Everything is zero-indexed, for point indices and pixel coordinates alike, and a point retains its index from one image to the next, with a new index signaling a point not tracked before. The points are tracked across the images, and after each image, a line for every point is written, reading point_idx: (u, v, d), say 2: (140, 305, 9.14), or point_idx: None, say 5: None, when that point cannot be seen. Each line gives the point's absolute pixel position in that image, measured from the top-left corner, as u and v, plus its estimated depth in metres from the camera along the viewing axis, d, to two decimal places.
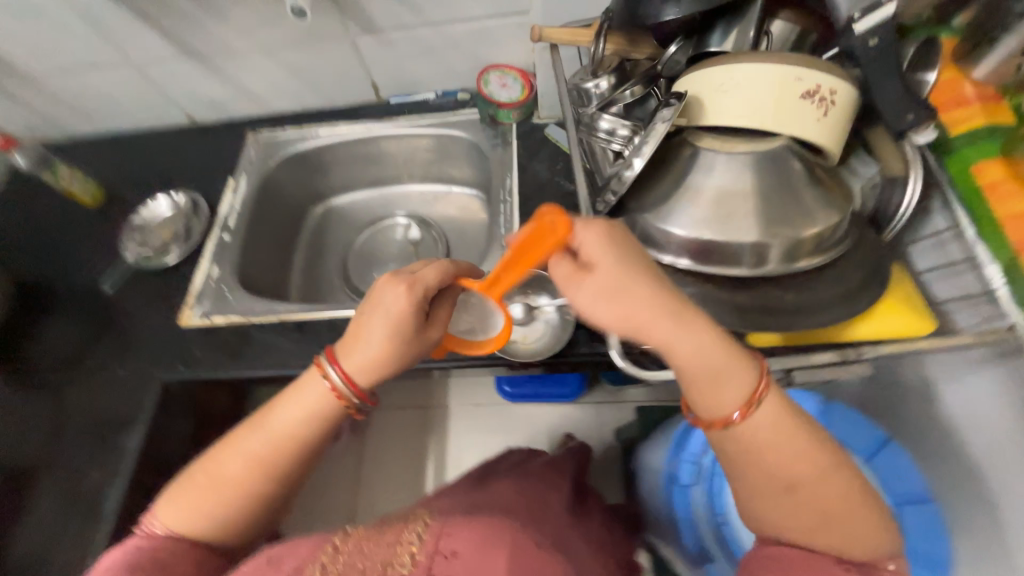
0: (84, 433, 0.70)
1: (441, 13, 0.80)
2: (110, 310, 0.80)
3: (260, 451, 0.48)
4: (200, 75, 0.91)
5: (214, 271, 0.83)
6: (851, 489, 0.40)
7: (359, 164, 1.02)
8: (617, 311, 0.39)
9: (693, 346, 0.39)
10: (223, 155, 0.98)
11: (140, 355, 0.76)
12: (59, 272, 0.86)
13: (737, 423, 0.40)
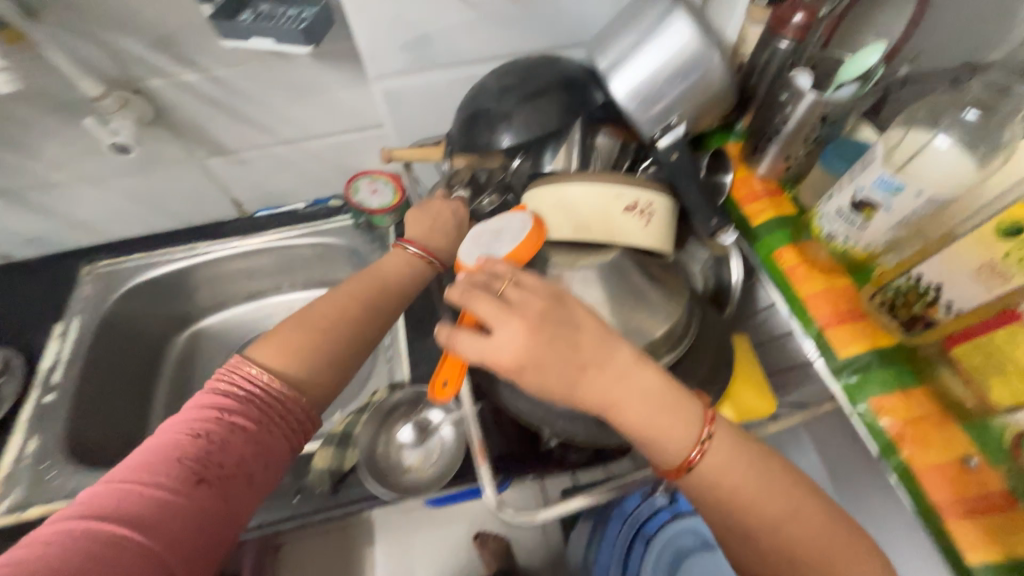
0: None
1: (294, 131, 0.79)
2: None
3: (297, 338, 0.48)
4: (14, 212, 0.80)
5: (31, 444, 0.68)
6: (837, 532, 0.38)
7: (227, 282, 0.93)
8: (555, 360, 0.39)
9: (634, 392, 0.40)
10: (50, 295, 0.84)
11: None
12: None
13: (691, 466, 0.39)
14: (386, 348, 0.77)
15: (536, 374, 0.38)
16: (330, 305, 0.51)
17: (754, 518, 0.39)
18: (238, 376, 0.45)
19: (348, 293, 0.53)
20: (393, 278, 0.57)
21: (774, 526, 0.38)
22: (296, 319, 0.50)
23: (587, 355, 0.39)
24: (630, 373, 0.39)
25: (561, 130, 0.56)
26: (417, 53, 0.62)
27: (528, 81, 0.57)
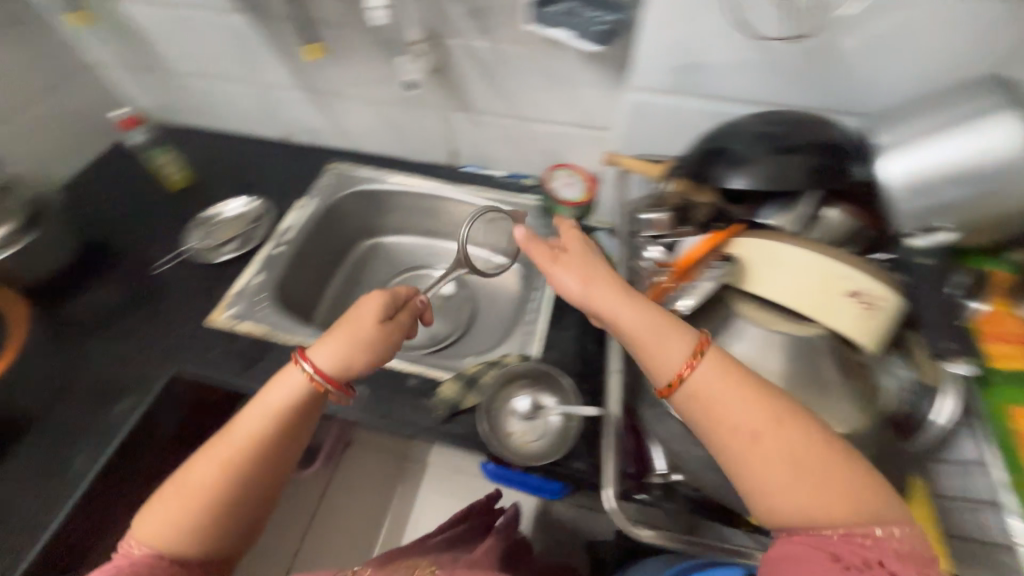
0: (96, 395, 0.75)
1: (530, 111, 0.88)
2: (159, 287, 0.87)
3: (155, 528, 0.50)
4: (308, 105, 1.02)
5: (256, 279, 0.88)
6: (815, 444, 0.41)
7: (416, 213, 1.08)
8: (579, 281, 0.51)
9: (631, 314, 0.48)
10: (301, 174, 1.06)
11: (171, 337, 0.81)
12: (129, 240, 0.94)
13: (688, 380, 0.44)
14: (525, 321, 0.83)
15: (584, 301, 0.51)
16: (209, 466, 0.51)
17: (743, 423, 0.42)
18: (126, 545, 0.50)
19: (206, 459, 0.52)
20: (239, 443, 0.52)
21: (756, 434, 0.41)
22: (193, 461, 0.52)
23: (613, 287, 0.50)
24: (639, 305, 0.48)
25: (793, 193, 0.56)
26: (683, 76, 0.65)
27: (788, 136, 0.56)
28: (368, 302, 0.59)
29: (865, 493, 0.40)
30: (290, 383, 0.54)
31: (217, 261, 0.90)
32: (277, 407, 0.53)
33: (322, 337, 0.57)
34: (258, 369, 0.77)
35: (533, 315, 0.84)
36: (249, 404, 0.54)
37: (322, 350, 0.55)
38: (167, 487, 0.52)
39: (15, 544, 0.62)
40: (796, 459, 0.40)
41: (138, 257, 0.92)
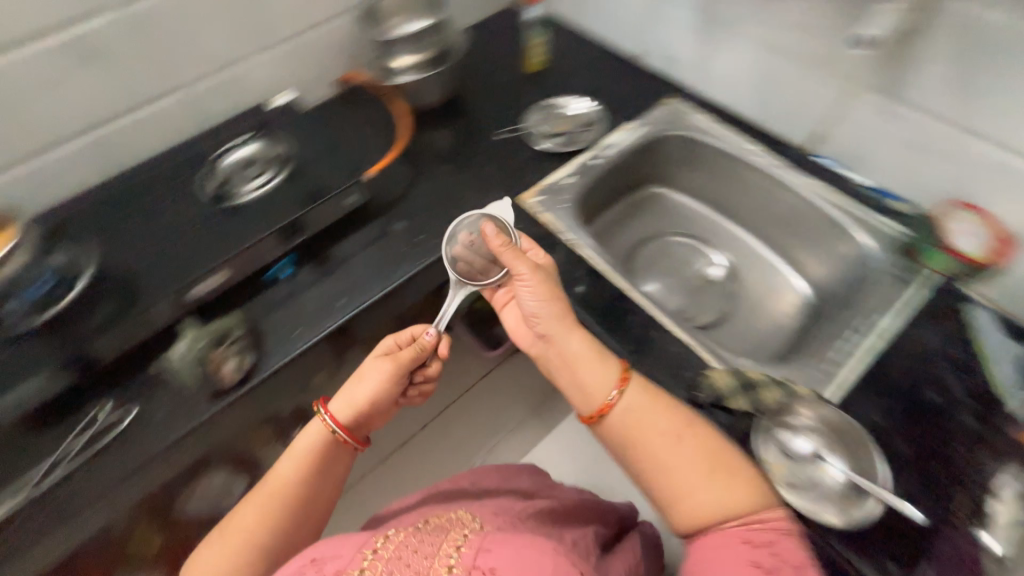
0: (424, 215, 0.90)
1: (985, 126, 0.70)
2: (490, 151, 0.98)
3: (249, 524, 0.67)
4: (690, 33, 0.97)
5: (568, 180, 0.93)
6: (710, 451, 0.59)
7: (727, 184, 0.98)
8: (538, 308, 0.69)
9: (587, 369, 0.65)
10: (638, 97, 1.04)
11: (486, 196, 0.92)
12: (480, 101, 1.06)
13: (614, 404, 0.62)
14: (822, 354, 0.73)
15: (545, 328, 0.69)
16: (286, 461, 0.71)
17: (669, 431, 0.60)
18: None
19: (256, 506, 0.68)
20: (312, 451, 0.71)
21: (678, 437, 0.59)
22: (231, 518, 0.69)
23: (560, 315, 0.69)
24: (594, 355, 0.66)
25: None
26: None
27: None
28: (378, 367, 0.74)
29: (749, 498, 0.56)
30: (366, 382, 0.74)
31: (538, 148, 0.97)
32: (318, 430, 0.72)
33: (361, 366, 0.76)
34: (546, 258, 0.83)
35: (837, 355, 0.72)
36: (291, 445, 0.72)
37: (366, 371, 0.75)
38: (209, 537, 0.68)
39: (356, 294, 0.81)
40: (707, 472, 0.57)
41: (486, 118, 1.04)
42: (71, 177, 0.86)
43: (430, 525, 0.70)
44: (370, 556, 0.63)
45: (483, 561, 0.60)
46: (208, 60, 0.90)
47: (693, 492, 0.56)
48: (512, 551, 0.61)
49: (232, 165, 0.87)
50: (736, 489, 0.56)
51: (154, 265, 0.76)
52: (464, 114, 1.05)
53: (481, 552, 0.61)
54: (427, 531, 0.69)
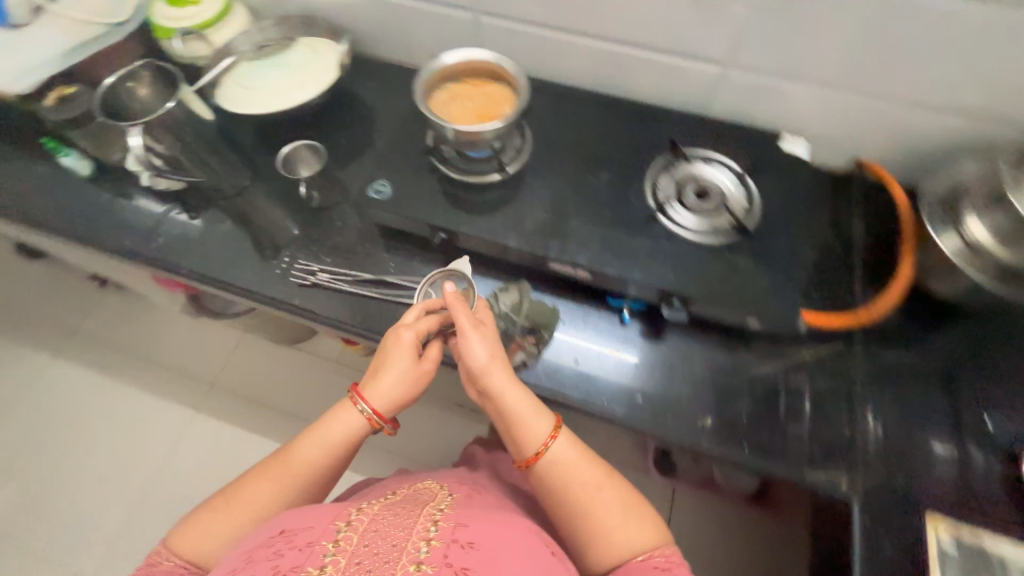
0: (793, 405, 0.66)
1: None
2: (948, 419, 0.65)
3: (263, 496, 0.60)
4: None
5: None
6: (624, 497, 0.59)
7: None
8: (482, 367, 0.60)
9: (519, 409, 0.59)
10: None
11: (886, 467, 0.62)
12: (1001, 347, 0.69)
13: (548, 452, 0.58)
14: None
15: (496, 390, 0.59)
16: (309, 444, 0.62)
17: (590, 478, 0.58)
18: (165, 549, 0.59)
19: (272, 478, 0.61)
20: (337, 441, 0.62)
21: (597, 489, 0.58)
22: (243, 484, 0.62)
23: (503, 369, 0.60)
24: (514, 400, 0.59)
25: None
26: None
27: None
28: (390, 370, 0.63)
29: (651, 517, 0.58)
30: (397, 377, 0.63)
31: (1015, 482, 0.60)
32: (358, 418, 0.63)
33: (378, 363, 0.64)
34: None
35: None
36: (313, 427, 0.63)
37: (383, 369, 0.63)
38: (218, 497, 0.61)
39: (655, 407, 0.66)
40: (621, 507, 0.57)
41: (986, 375, 0.67)
42: (568, 65, 0.82)
43: (399, 500, 0.63)
44: (343, 530, 0.55)
45: (459, 538, 0.54)
46: (783, 60, 0.70)
47: (609, 521, 0.57)
48: (487, 526, 0.57)
49: (691, 180, 0.71)
50: (638, 525, 0.57)
51: (550, 211, 0.70)
52: (965, 340, 0.69)
53: (457, 526, 0.56)
54: (397, 504, 0.62)
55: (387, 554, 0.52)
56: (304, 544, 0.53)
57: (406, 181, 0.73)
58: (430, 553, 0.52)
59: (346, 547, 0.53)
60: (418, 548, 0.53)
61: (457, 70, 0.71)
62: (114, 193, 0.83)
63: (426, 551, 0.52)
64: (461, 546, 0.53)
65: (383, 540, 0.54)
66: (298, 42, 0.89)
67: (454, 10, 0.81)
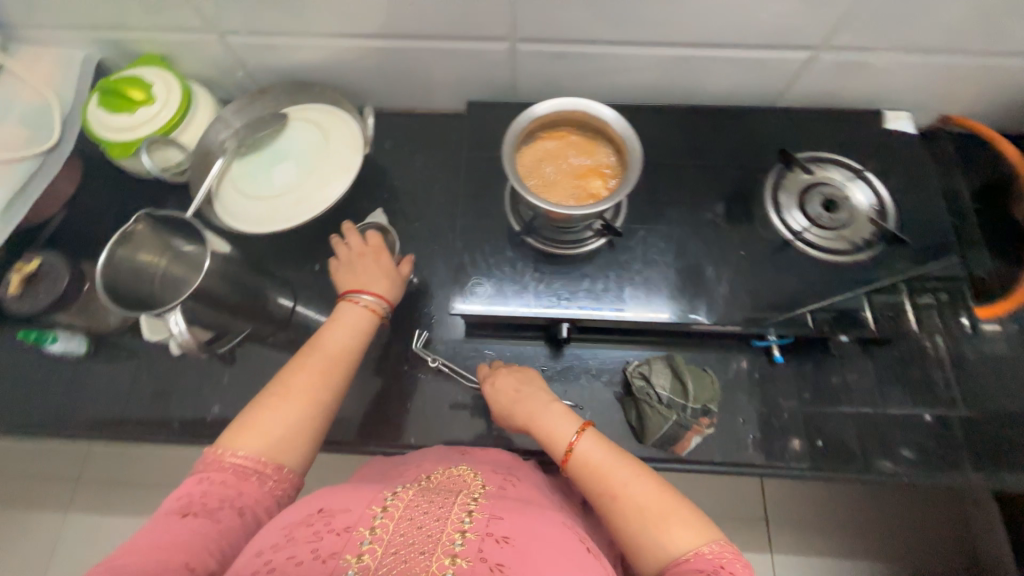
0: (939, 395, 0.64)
1: None
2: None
3: (306, 384, 0.50)
4: None
5: None
6: (663, 497, 0.45)
7: None
8: (507, 397, 0.56)
9: (540, 413, 0.53)
10: None
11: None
12: None
13: (574, 453, 0.49)
14: None
15: (526, 408, 0.54)
16: (338, 331, 0.54)
17: (613, 483, 0.46)
18: (217, 459, 0.44)
19: (311, 373, 0.51)
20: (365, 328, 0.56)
21: (616, 495, 0.46)
22: (281, 383, 0.50)
23: (528, 398, 0.55)
24: (538, 410, 0.54)
25: None
26: None
27: None
28: (374, 274, 0.60)
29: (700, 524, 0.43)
30: (377, 274, 0.60)
31: None
32: (358, 315, 0.56)
33: (360, 270, 0.60)
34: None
35: None
36: (333, 320, 0.56)
37: (371, 272, 0.60)
38: (260, 400, 0.48)
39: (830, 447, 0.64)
40: (648, 510, 0.44)
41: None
42: (628, 79, 0.70)
43: (432, 481, 0.49)
44: (379, 514, 0.41)
45: (496, 533, 0.41)
46: (885, 37, 0.61)
47: (638, 525, 0.44)
48: (526, 520, 0.43)
49: (816, 194, 0.63)
50: (681, 526, 0.43)
51: (679, 268, 0.61)
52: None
53: (492, 517, 0.42)
54: (433, 486, 0.48)
55: (424, 547, 0.39)
56: (341, 528, 0.40)
57: (503, 274, 0.62)
58: (466, 546, 0.39)
59: (385, 535, 0.39)
60: (452, 540, 0.39)
61: (530, 123, 0.56)
62: (128, 363, 0.68)
63: (460, 544, 0.39)
64: (496, 539, 0.40)
65: (418, 530, 0.40)
66: (292, 117, 0.72)
67: (485, 44, 0.66)
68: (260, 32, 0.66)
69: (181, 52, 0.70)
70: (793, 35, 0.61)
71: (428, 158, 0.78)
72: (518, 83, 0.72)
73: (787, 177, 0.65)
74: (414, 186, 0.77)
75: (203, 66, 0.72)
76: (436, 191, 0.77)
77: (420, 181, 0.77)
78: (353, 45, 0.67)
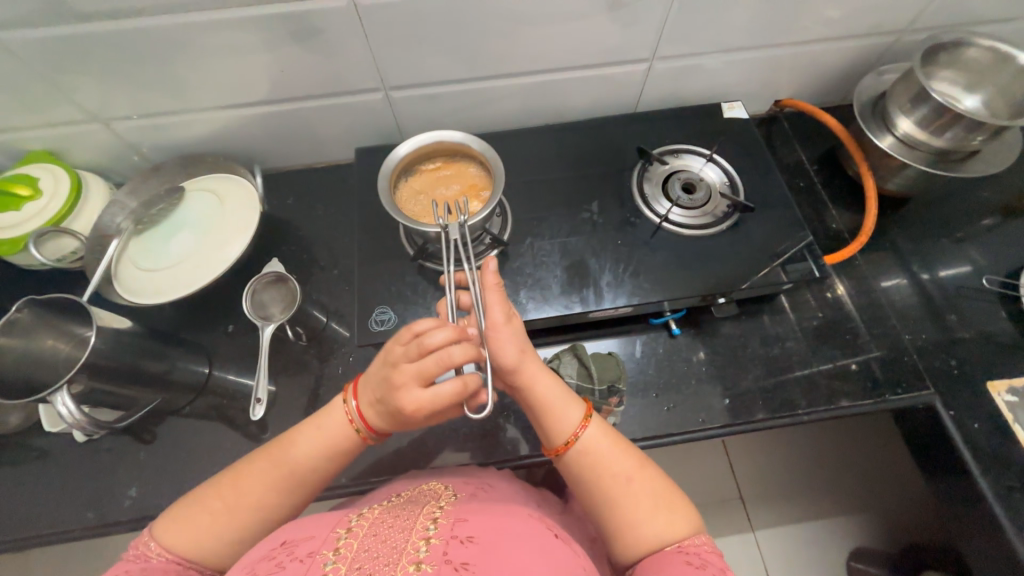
0: (804, 337, 0.75)
1: None
2: (910, 305, 0.77)
3: (255, 493, 0.48)
4: None
5: (1010, 397, 0.68)
6: (655, 486, 0.48)
7: None
8: (515, 348, 0.49)
9: (545, 389, 0.50)
10: None
11: (887, 356, 0.73)
12: (914, 230, 0.83)
13: (578, 443, 0.49)
14: None
15: (521, 369, 0.50)
16: (312, 447, 0.50)
17: (625, 469, 0.48)
18: (146, 548, 0.45)
19: (263, 480, 0.48)
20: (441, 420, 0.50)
21: (631, 478, 0.48)
22: (231, 481, 0.48)
23: (533, 360, 0.51)
24: (540, 379, 0.50)
25: None
26: None
27: None
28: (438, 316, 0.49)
29: (692, 516, 0.48)
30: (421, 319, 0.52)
31: (964, 330, 0.74)
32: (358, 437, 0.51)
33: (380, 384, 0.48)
34: (1015, 499, 0.61)
35: None
36: (311, 418, 0.51)
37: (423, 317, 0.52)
38: (212, 493, 0.48)
39: (737, 402, 0.69)
40: (659, 498, 0.47)
41: (932, 245, 0.81)
42: (498, 107, 0.78)
43: (400, 500, 0.49)
44: (343, 536, 0.41)
45: (461, 534, 0.40)
46: (701, 43, 0.71)
47: (646, 511, 0.47)
48: (493, 521, 0.42)
49: (674, 181, 0.72)
50: (682, 515, 0.47)
51: (567, 265, 0.66)
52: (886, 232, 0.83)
53: (456, 521, 0.42)
54: (399, 505, 0.47)
55: (387, 559, 0.37)
56: (304, 555, 0.39)
57: (407, 298, 0.66)
58: (430, 551, 0.38)
59: (349, 553, 0.38)
60: (416, 548, 0.38)
61: (399, 163, 0.62)
62: (36, 464, 0.65)
63: (424, 549, 0.38)
64: (461, 540, 0.39)
65: (382, 544, 0.39)
66: (187, 189, 0.74)
67: (360, 96, 0.72)
68: (143, 116, 0.69)
69: (67, 145, 0.72)
70: (624, 52, 0.71)
71: (331, 205, 0.83)
72: (401, 125, 0.79)
73: (648, 171, 0.74)
74: (319, 233, 0.80)
75: (92, 155, 0.74)
76: (341, 235, 0.80)
77: (326, 228, 0.81)
78: (239, 115, 0.72)
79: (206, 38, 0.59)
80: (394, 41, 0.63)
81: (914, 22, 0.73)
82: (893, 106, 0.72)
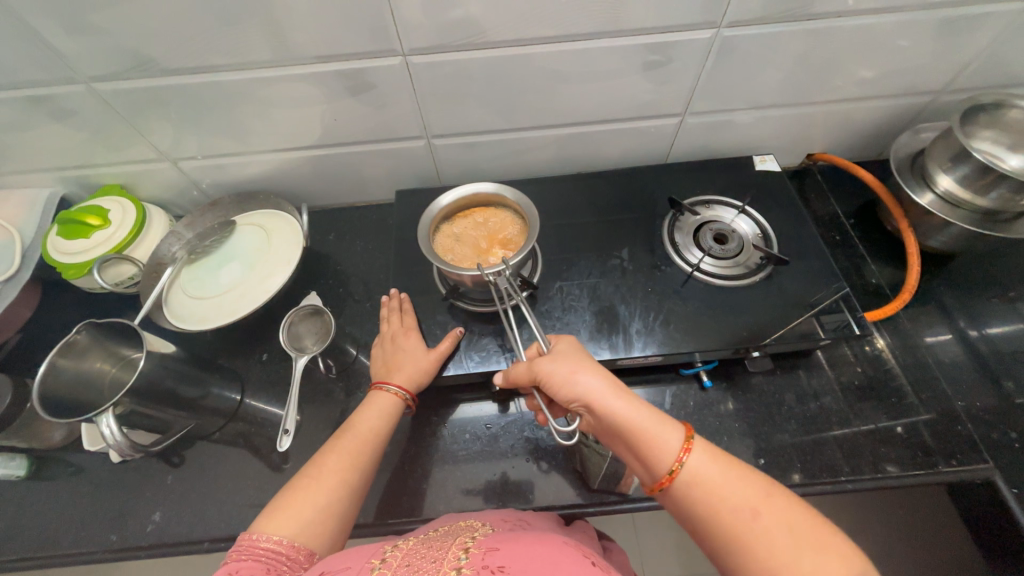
0: (844, 396, 0.71)
1: None
2: (960, 369, 0.73)
3: (340, 463, 0.52)
4: None
5: None
6: (793, 519, 0.40)
7: None
8: (583, 377, 0.50)
9: (627, 415, 0.47)
10: None
11: (935, 419, 0.68)
12: (961, 289, 0.79)
13: (683, 470, 0.44)
14: None
15: (590, 393, 0.49)
16: (369, 415, 0.57)
17: (747, 501, 0.41)
18: (251, 541, 0.44)
19: (345, 450, 0.53)
20: (440, 352, 0.63)
21: (757, 512, 0.41)
22: (314, 467, 0.51)
23: (610, 385, 0.49)
24: (625, 405, 0.48)
25: None
26: None
27: None
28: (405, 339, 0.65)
29: (852, 556, 0.38)
30: (409, 346, 0.64)
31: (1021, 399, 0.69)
32: (394, 399, 0.59)
33: (402, 347, 0.64)
34: None
35: None
36: (363, 404, 0.59)
37: (402, 351, 0.63)
38: (294, 485, 0.49)
39: (772, 461, 0.66)
40: (800, 535, 0.39)
41: (979, 306, 0.78)
42: (533, 155, 0.82)
43: (437, 533, 0.47)
44: (377, 566, 0.39)
45: (494, 564, 0.37)
46: (734, 101, 0.73)
47: (788, 557, 0.38)
48: (526, 548, 0.39)
49: (706, 231, 0.73)
50: (842, 561, 0.37)
51: (595, 310, 0.66)
52: (932, 289, 0.79)
53: (489, 550, 0.39)
54: (435, 538, 0.45)
55: None
56: None
57: (435, 335, 0.66)
58: None
59: None
60: None
61: (441, 212, 0.65)
62: (69, 480, 0.67)
63: None
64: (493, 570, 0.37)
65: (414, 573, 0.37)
66: (239, 224, 0.80)
67: (405, 143, 0.77)
68: (205, 155, 0.75)
69: (138, 180, 0.79)
70: (656, 108, 0.73)
71: (370, 242, 0.86)
72: (442, 170, 0.83)
73: (679, 220, 0.75)
74: (356, 268, 0.83)
75: (159, 190, 0.81)
76: (377, 271, 0.83)
77: (362, 263, 0.84)
78: (292, 157, 0.77)
79: (270, 89, 0.65)
80: (439, 95, 0.68)
81: (951, 82, 0.73)
82: (932, 164, 0.72)
